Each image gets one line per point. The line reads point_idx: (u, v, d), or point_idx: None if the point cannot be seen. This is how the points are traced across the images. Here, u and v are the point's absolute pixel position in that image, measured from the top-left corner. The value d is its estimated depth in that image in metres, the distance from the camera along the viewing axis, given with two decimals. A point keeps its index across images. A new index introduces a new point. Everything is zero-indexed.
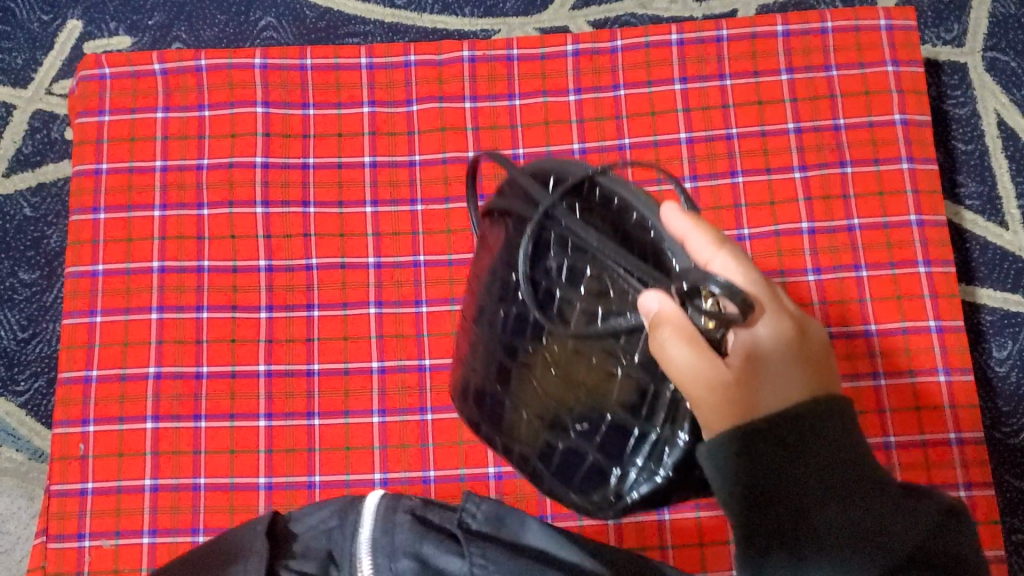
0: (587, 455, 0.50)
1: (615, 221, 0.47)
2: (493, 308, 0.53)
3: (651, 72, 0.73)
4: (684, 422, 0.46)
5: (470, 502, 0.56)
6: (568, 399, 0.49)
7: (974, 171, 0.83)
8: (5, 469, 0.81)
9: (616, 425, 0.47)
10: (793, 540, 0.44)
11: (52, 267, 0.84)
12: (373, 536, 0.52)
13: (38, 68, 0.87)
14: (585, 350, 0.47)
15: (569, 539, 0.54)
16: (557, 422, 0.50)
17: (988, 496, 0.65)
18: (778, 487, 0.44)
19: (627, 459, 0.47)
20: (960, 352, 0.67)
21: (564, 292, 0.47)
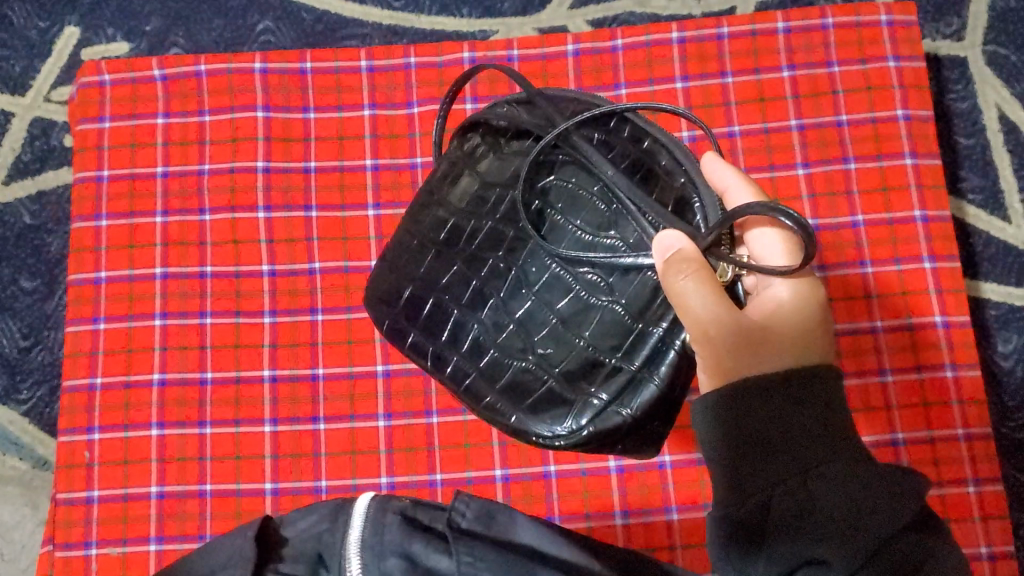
0: (546, 378, 0.51)
1: (636, 157, 0.50)
2: (467, 223, 0.54)
3: (653, 70, 0.73)
4: (659, 369, 0.49)
5: (459, 502, 0.54)
6: (540, 317, 0.51)
7: (976, 166, 0.83)
8: (10, 478, 0.81)
9: (590, 355, 0.50)
10: (795, 499, 0.46)
11: (53, 274, 0.83)
12: (361, 536, 0.49)
13: (36, 75, 0.87)
14: (572, 274, 0.50)
15: (558, 538, 0.54)
16: (516, 339, 0.52)
17: (997, 492, 0.64)
18: (783, 441, 0.47)
19: (588, 389, 0.50)
20: (967, 347, 0.67)
21: (565, 212, 0.50)
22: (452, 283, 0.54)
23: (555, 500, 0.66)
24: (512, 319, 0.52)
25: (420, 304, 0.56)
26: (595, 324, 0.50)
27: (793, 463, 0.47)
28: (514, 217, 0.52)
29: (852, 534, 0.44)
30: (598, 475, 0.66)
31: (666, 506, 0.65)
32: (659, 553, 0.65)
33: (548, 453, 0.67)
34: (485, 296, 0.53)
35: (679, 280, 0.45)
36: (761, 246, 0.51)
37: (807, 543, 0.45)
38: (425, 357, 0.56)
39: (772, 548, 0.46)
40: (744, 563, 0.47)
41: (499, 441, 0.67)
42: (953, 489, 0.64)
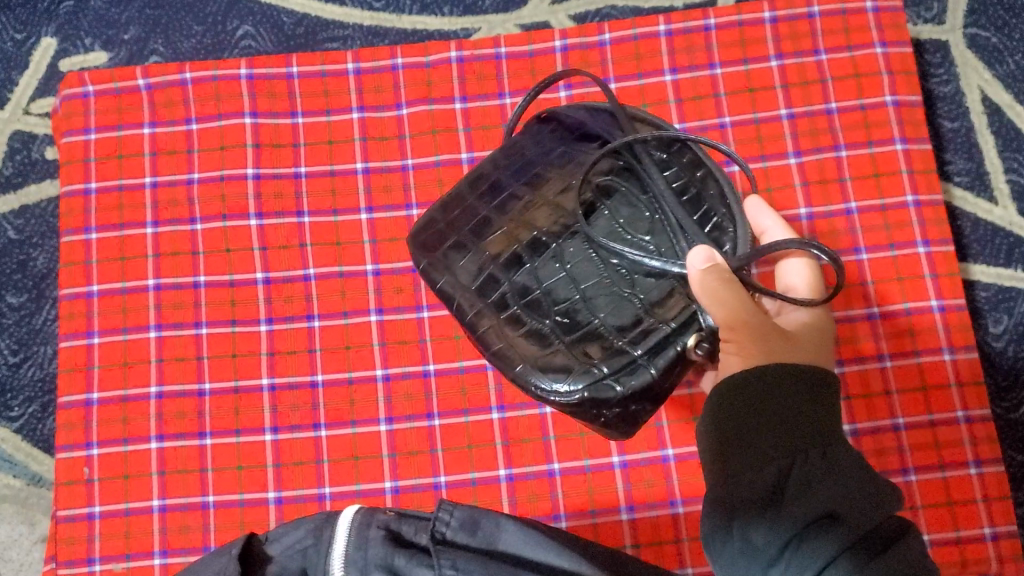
0: (555, 340, 0.52)
1: (687, 181, 0.54)
2: (517, 195, 0.57)
3: (641, 63, 0.72)
4: (659, 361, 0.50)
5: (443, 509, 0.52)
6: (564, 288, 0.54)
7: (961, 148, 0.83)
8: (4, 496, 0.79)
9: (599, 331, 0.52)
10: (814, 467, 0.46)
11: (40, 288, 0.82)
12: (345, 551, 0.48)
13: (14, 88, 0.86)
14: (604, 262, 0.54)
15: (548, 539, 0.51)
16: (539, 303, 0.54)
17: (999, 473, 0.65)
18: (794, 418, 0.48)
19: (591, 358, 0.51)
20: (964, 330, 0.67)
21: (613, 210, 0.54)
22: (500, 241, 0.55)
23: (560, 498, 0.66)
24: (539, 285, 0.54)
25: (456, 253, 0.56)
26: (613, 308, 0.52)
27: (808, 438, 0.47)
28: (564, 204, 0.56)
29: (865, 500, 0.45)
30: (602, 471, 0.66)
31: (671, 499, 0.65)
32: (667, 548, 0.65)
33: (552, 451, 0.67)
34: (517, 257, 0.55)
35: (715, 285, 0.48)
36: (793, 276, 0.57)
37: (824, 503, 0.44)
38: (449, 304, 0.56)
39: (787, 508, 0.45)
40: (750, 526, 0.45)
41: (501, 441, 0.67)
42: (956, 471, 0.65)
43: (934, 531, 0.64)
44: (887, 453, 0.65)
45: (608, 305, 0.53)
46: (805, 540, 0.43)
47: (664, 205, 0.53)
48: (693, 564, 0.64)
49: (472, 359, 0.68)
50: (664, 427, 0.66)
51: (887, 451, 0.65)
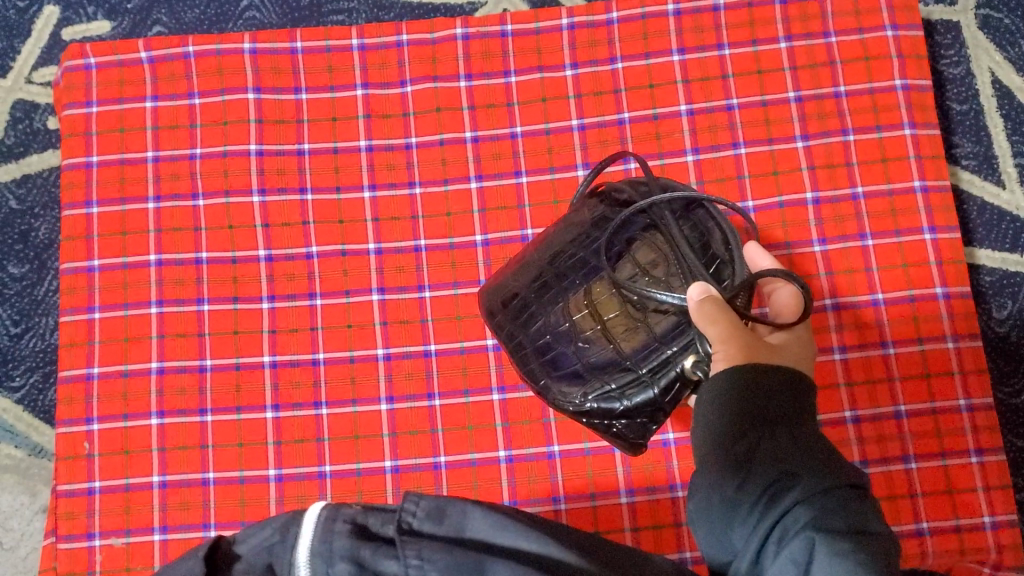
0: (574, 364, 0.54)
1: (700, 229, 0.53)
2: (558, 237, 0.57)
3: (649, 43, 0.71)
4: (660, 379, 0.52)
5: (408, 500, 0.47)
6: (584, 324, 0.54)
7: (970, 131, 0.81)
8: (5, 466, 0.79)
9: (612, 356, 0.53)
10: (785, 439, 0.46)
11: (42, 259, 0.81)
12: (310, 544, 0.44)
13: (17, 56, 0.85)
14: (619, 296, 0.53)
15: (516, 521, 0.47)
16: (565, 332, 0.54)
17: (1000, 462, 0.65)
18: (769, 398, 0.48)
19: (604, 380, 0.53)
20: (968, 318, 0.67)
21: (635, 253, 0.53)
22: (536, 277, 0.57)
23: (559, 480, 0.66)
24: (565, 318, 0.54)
25: (507, 292, 0.58)
26: (627, 335, 0.52)
27: (778, 415, 0.47)
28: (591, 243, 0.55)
29: (830, 465, 0.45)
30: (602, 454, 0.66)
31: (671, 483, 0.65)
32: (665, 531, 0.65)
33: (552, 433, 0.67)
34: (550, 291, 0.55)
35: (712, 315, 0.48)
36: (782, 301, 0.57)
37: (784, 467, 0.45)
38: (501, 334, 0.58)
39: (751, 471, 0.45)
40: (722, 489, 0.46)
41: (502, 422, 0.67)
42: (957, 459, 0.65)
43: (933, 518, 0.64)
44: (887, 439, 0.65)
45: (620, 331, 0.53)
46: (774, 495, 0.44)
47: (676, 252, 0.52)
48: (690, 548, 0.64)
49: (474, 340, 0.68)
50: None
51: (887, 438, 0.65)
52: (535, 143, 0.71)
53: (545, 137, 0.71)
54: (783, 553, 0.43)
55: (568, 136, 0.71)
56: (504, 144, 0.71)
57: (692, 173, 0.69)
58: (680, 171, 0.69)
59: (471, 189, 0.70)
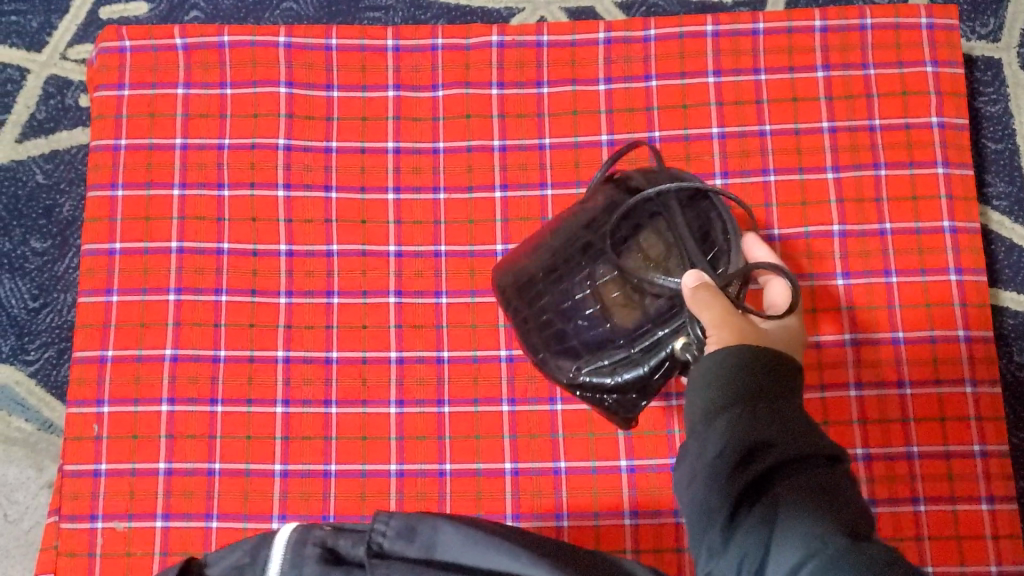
0: (574, 340, 0.55)
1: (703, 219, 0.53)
2: (567, 218, 0.57)
3: (684, 63, 0.71)
4: (651, 358, 0.53)
5: (379, 519, 0.47)
6: (586, 302, 0.54)
7: (1003, 171, 0.80)
8: (15, 439, 0.79)
9: (608, 334, 0.54)
10: (768, 411, 0.45)
11: (65, 236, 0.82)
12: (278, 570, 0.43)
13: (53, 32, 0.85)
14: (620, 278, 0.53)
15: (490, 536, 0.47)
16: (566, 308, 0.55)
17: (1011, 511, 0.64)
18: (762, 376, 0.47)
19: (600, 357, 0.54)
20: (988, 362, 0.66)
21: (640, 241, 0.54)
22: (541, 256, 0.57)
23: (563, 496, 0.66)
24: (567, 295, 0.55)
25: (515, 270, 0.58)
26: (625, 317, 0.53)
27: (767, 389, 0.46)
28: (598, 225, 0.55)
29: (806, 432, 0.45)
30: (608, 473, 0.66)
31: (676, 508, 0.65)
32: (667, 556, 0.64)
33: (559, 449, 0.66)
34: (556, 269, 0.56)
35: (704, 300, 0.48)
36: (772, 293, 0.57)
37: (765, 441, 0.44)
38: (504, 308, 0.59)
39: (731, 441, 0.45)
40: (703, 455, 0.45)
41: (510, 434, 0.67)
42: (967, 505, 0.64)
43: (939, 564, 0.63)
44: (898, 480, 0.64)
45: (620, 311, 0.53)
46: (749, 461, 0.44)
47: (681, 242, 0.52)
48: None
49: (487, 350, 0.68)
50: (675, 435, 0.66)
51: (898, 479, 0.64)
52: (563, 155, 0.70)
53: (573, 151, 0.70)
54: (754, 511, 0.44)
55: (597, 152, 0.70)
56: (532, 155, 0.70)
57: None
58: None
59: (496, 198, 0.70)
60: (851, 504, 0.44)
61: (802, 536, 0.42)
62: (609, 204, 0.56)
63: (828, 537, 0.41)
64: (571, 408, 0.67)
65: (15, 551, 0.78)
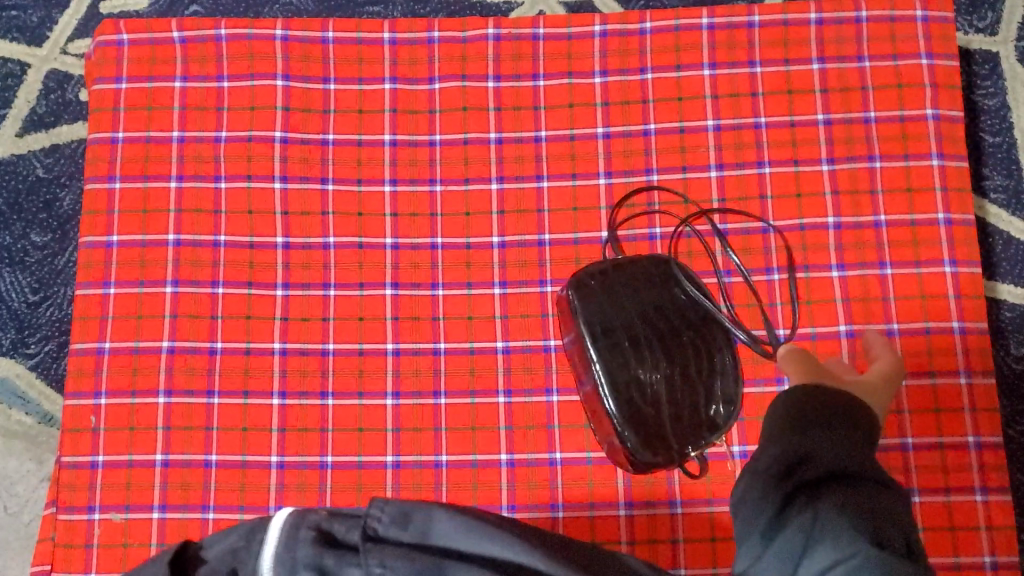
0: (608, 376, 0.62)
1: (713, 353, 0.64)
2: (624, 267, 0.65)
3: (680, 56, 0.71)
4: (652, 422, 0.62)
5: (374, 505, 0.48)
6: (621, 346, 0.62)
7: (1001, 164, 0.80)
8: (15, 432, 0.80)
9: (632, 381, 0.62)
10: (818, 435, 0.54)
11: (65, 230, 0.82)
12: (273, 551, 0.44)
13: (54, 26, 0.85)
14: (648, 339, 0.63)
15: (486, 522, 0.48)
16: (607, 341, 0.62)
17: (1005, 503, 0.64)
18: (816, 408, 0.55)
19: (618, 403, 0.61)
20: (982, 354, 0.66)
21: (671, 304, 0.64)
22: (600, 287, 0.64)
23: (559, 487, 0.66)
24: (610, 335, 0.62)
25: (581, 285, 0.64)
26: (646, 369, 0.62)
27: (819, 417, 0.55)
28: (646, 277, 0.65)
29: (854, 458, 0.53)
30: (604, 464, 0.66)
31: (671, 499, 0.65)
32: (661, 547, 0.64)
33: (555, 440, 0.66)
34: (606, 307, 0.63)
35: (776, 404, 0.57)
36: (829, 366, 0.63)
37: (814, 455, 0.53)
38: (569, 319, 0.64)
39: (787, 456, 0.53)
40: (755, 465, 0.54)
41: (506, 426, 0.67)
42: (961, 496, 0.64)
43: (933, 554, 0.63)
44: (893, 471, 0.64)
45: (644, 364, 0.62)
46: (796, 471, 0.52)
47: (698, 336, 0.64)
48: (686, 566, 0.64)
49: (483, 341, 0.68)
50: None
51: (893, 470, 0.65)
52: (559, 148, 0.70)
53: (569, 143, 0.70)
54: (800, 514, 0.51)
55: (592, 144, 0.70)
56: (528, 147, 0.71)
57: (714, 190, 0.69)
58: (702, 186, 0.69)
59: (492, 190, 0.70)
60: (892, 526, 0.50)
61: (836, 542, 0.49)
62: (659, 265, 0.65)
63: (857, 543, 0.49)
64: (567, 399, 0.67)
65: (15, 544, 0.78)
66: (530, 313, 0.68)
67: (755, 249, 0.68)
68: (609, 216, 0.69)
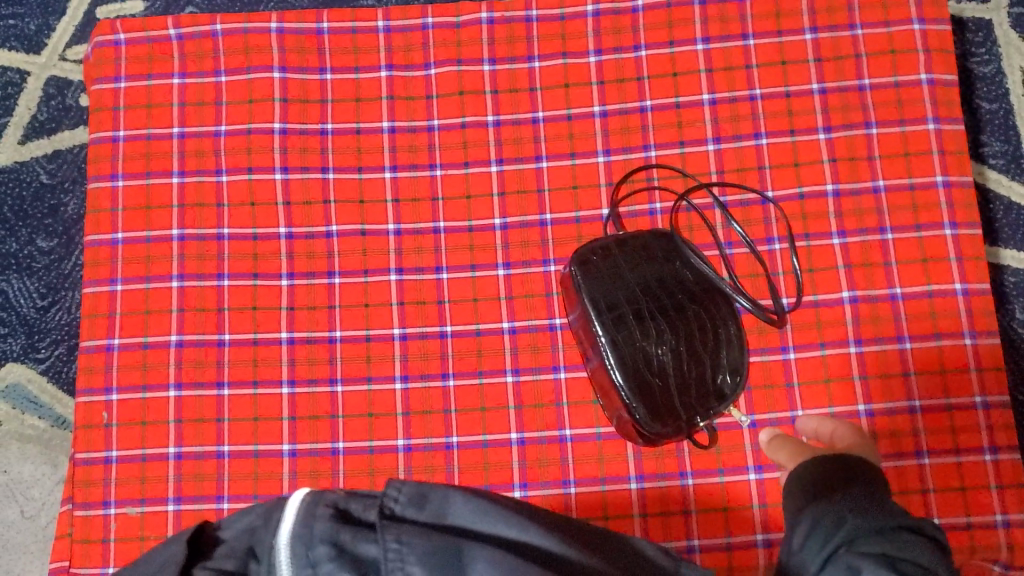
0: (613, 347, 0.61)
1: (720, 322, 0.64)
2: (625, 243, 0.65)
3: (673, 32, 0.71)
4: (660, 390, 0.61)
5: (390, 486, 0.48)
6: (626, 316, 0.62)
7: (999, 130, 0.80)
8: (29, 437, 0.81)
9: (637, 351, 0.61)
10: (838, 494, 0.51)
11: (70, 234, 0.83)
12: (291, 527, 0.45)
13: (51, 33, 0.86)
14: (654, 307, 0.63)
15: (501, 505, 0.49)
16: (612, 314, 0.62)
17: (1014, 461, 0.64)
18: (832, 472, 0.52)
19: (624, 372, 0.61)
20: (986, 314, 0.66)
21: (674, 276, 0.65)
22: (603, 263, 0.64)
23: (570, 463, 0.66)
24: (615, 307, 0.62)
25: (586, 263, 0.64)
26: (653, 339, 0.62)
27: (836, 480, 0.52)
28: (649, 252, 0.65)
29: (880, 509, 0.49)
30: (614, 439, 0.66)
31: (681, 470, 0.65)
32: (674, 519, 0.65)
33: (564, 417, 0.67)
34: (609, 282, 0.63)
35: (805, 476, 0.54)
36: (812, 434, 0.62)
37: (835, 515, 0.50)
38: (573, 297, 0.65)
39: (811, 523, 0.50)
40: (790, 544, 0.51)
41: (515, 405, 0.67)
42: (970, 457, 0.64)
43: (945, 515, 0.64)
44: (901, 434, 0.65)
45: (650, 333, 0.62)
46: (827, 535, 0.49)
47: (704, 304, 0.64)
48: (699, 536, 0.64)
49: (489, 323, 0.68)
50: None
51: (901, 433, 0.65)
52: (556, 128, 0.71)
53: (566, 123, 0.71)
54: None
55: (590, 123, 0.71)
56: (526, 129, 0.71)
57: (712, 163, 0.70)
58: (700, 160, 0.70)
59: (492, 173, 0.70)
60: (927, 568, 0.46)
61: None
62: (661, 240, 0.66)
63: None
64: (575, 376, 0.67)
65: (34, 547, 0.79)
66: (535, 293, 0.69)
67: (756, 219, 0.68)
68: (609, 193, 0.70)
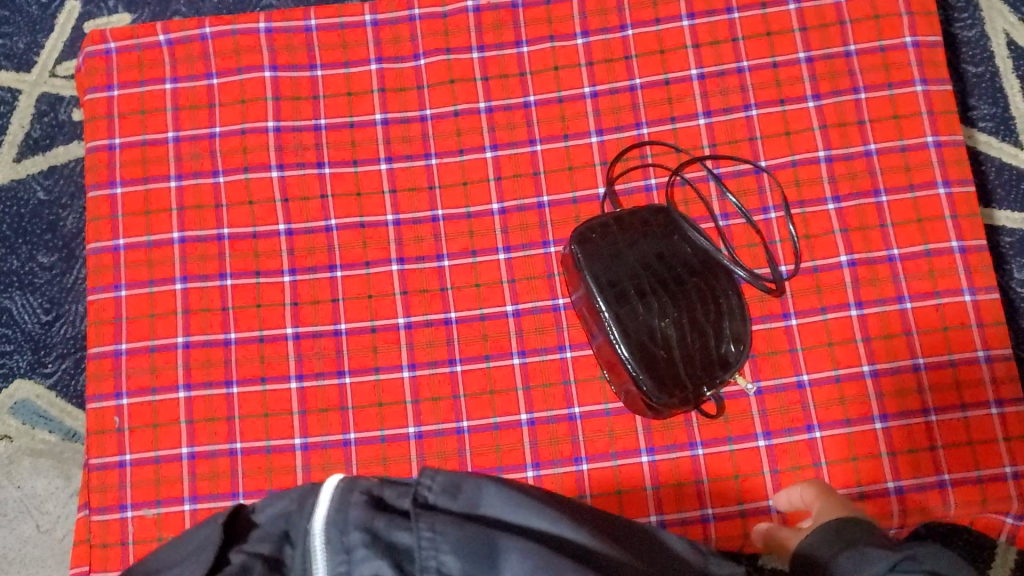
0: (617, 322, 0.62)
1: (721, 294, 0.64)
2: (624, 218, 0.65)
3: (658, 10, 0.72)
4: (666, 362, 0.62)
5: (424, 475, 0.48)
6: (628, 291, 0.62)
7: (986, 94, 0.81)
8: (41, 451, 0.81)
9: (641, 325, 0.62)
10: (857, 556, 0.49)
11: (71, 248, 0.83)
12: (325, 514, 0.45)
13: (40, 51, 0.86)
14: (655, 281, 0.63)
15: (534, 499, 0.48)
16: (614, 289, 0.62)
17: (1020, 413, 0.65)
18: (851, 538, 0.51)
19: (629, 347, 0.61)
20: (984, 270, 0.67)
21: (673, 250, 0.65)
22: (602, 239, 0.64)
23: (581, 441, 0.67)
24: (616, 282, 0.63)
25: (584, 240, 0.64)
26: (657, 312, 0.62)
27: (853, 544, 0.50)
28: (647, 228, 0.65)
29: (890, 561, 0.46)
30: (623, 414, 0.67)
31: (691, 441, 0.66)
32: (687, 490, 0.65)
33: (572, 396, 0.67)
34: (609, 258, 0.63)
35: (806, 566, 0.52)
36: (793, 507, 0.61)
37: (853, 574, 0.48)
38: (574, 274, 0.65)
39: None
40: None
41: (523, 386, 0.68)
42: (976, 411, 0.65)
43: (954, 470, 0.64)
44: (906, 393, 0.66)
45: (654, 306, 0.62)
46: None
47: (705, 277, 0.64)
48: (712, 505, 0.65)
49: (493, 307, 0.69)
50: None
51: (906, 391, 0.66)
52: (547, 111, 0.71)
53: (557, 105, 0.71)
54: None
55: (581, 104, 0.71)
56: (518, 113, 0.72)
57: (704, 137, 0.70)
58: (692, 134, 0.70)
59: (487, 158, 0.71)
60: None
61: None
62: (659, 215, 0.66)
63: None
64: (581, 354, 0.68)
65: (51, 560, 0.79)
66: (536, 275, 0.69)
67: (751, 190, 0.69)
68: (604, 172, 0.70)
